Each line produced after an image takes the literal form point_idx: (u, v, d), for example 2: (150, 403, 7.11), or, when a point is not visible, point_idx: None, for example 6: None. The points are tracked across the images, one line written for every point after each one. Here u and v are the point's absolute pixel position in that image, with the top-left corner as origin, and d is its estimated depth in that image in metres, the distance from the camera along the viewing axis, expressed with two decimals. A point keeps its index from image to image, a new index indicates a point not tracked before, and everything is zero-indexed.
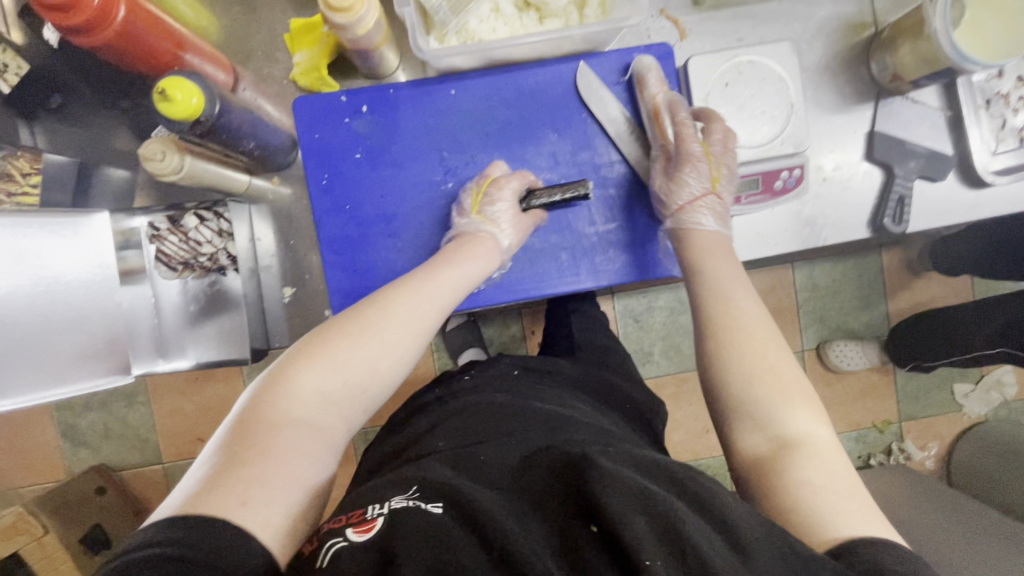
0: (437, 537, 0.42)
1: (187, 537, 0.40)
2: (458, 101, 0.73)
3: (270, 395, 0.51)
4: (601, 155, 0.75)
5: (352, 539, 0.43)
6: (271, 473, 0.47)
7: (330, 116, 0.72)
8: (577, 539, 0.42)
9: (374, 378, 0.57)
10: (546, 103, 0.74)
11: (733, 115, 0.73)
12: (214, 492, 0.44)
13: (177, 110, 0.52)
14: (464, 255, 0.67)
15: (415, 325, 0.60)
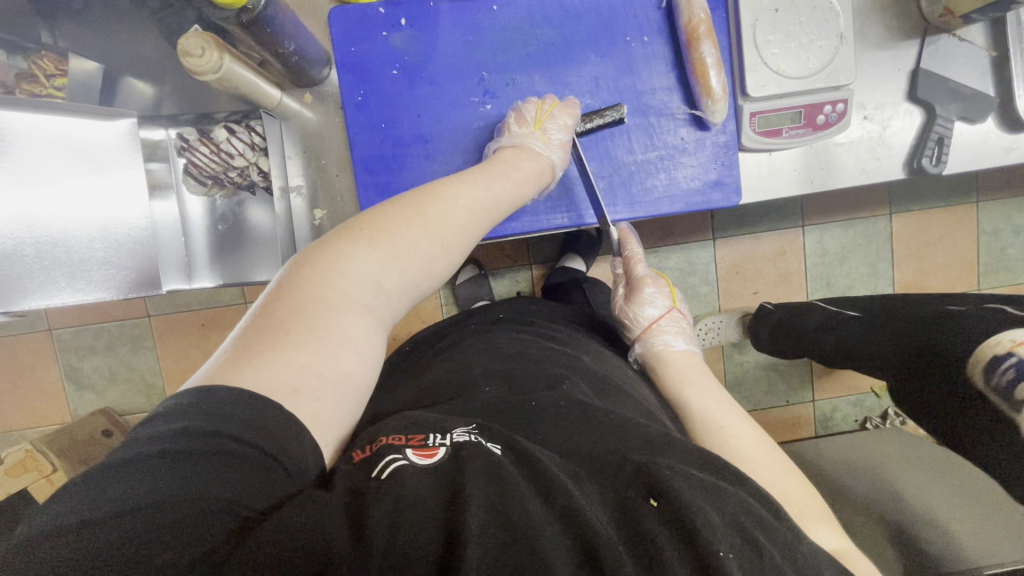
0: (501, 470, 0.38)
1: (226, 407, 0.37)
2: (499, 17, 0.71)
3: (324, 271, 0.48)
4: (643, 80, 0.73)
5: (413, 461, 0.40)
6: (323, 354, 0.44)
7: (368, 29, 0.70)
8: (636, 507, 0.39)
9: (417, 279, 0.54)
10: (589, 24, 0.72)
11: (780, 43, 0.71)
12: (256, 363, 0.41)
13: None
14: (516, 162, 0.66)
15: (468, 229, 0.59)
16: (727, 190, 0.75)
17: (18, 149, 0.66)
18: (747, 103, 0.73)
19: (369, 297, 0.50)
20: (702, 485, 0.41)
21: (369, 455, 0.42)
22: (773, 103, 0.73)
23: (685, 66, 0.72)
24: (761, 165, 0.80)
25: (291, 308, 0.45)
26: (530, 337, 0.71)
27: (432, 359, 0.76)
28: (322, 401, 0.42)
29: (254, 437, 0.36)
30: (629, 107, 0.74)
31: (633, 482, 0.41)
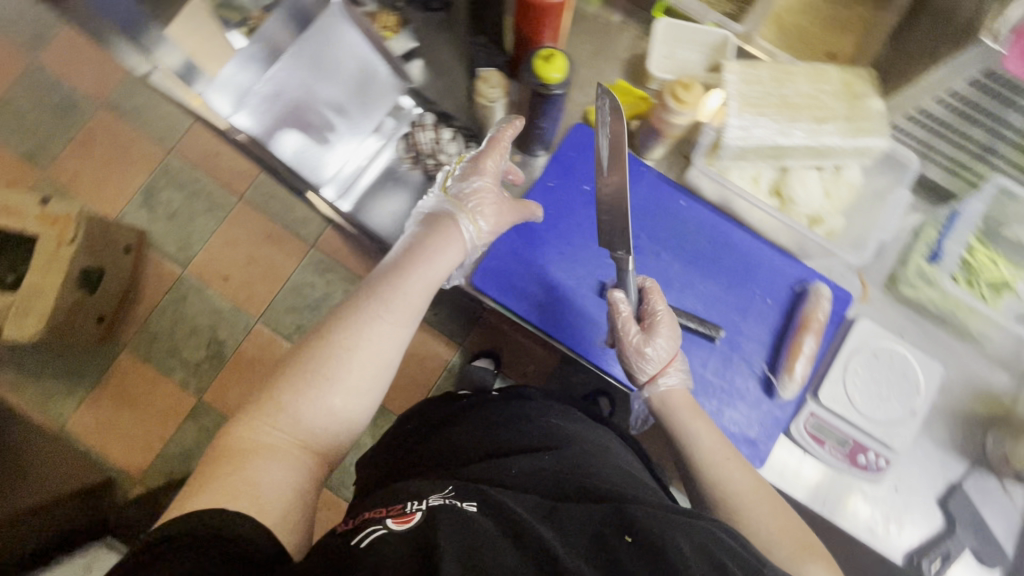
0: (473, 524, 0.60)
1: (186, 553, 0.55)
2: (681, 210, 0.86)
3: (263, 411, 0.70)
4: (747, 326, 0.84)
5: (392, 527, 0.61)
6: (252, 472, 0.65)
7: (591, 149, 0.87)
8: (614, 547, 0.60)
9: (363, 380, 0.75)
10: (737, 261, 0.85)
11: (866, 379, 0.81)
12: (192, 498, 0.61)
13: (544, 67, 0.68)
14: (446, 239, 0.84)
15: (413, 314, 0.80)
16: (754, 454, 0.80)
17: (332, 49, 0.96)
18: (810, 402, 0.82)
19: (289, 434, 0.70)
20: (668, 521, 0.62)
21: (353, 529, 0.64)
22: (832, 418, 0.81)
23: (783, 342, 0.83)
24: (790, 458, 0.85)
25: (209, 464, 0.66)
26: (526, 414, 0.98)
27: (443, 429, 0.98)
28: (245, 508, 0.61)
29: (205, 566, 0.54)
30: (724, 335, 0.84)
31: (612, 524, 0.63)
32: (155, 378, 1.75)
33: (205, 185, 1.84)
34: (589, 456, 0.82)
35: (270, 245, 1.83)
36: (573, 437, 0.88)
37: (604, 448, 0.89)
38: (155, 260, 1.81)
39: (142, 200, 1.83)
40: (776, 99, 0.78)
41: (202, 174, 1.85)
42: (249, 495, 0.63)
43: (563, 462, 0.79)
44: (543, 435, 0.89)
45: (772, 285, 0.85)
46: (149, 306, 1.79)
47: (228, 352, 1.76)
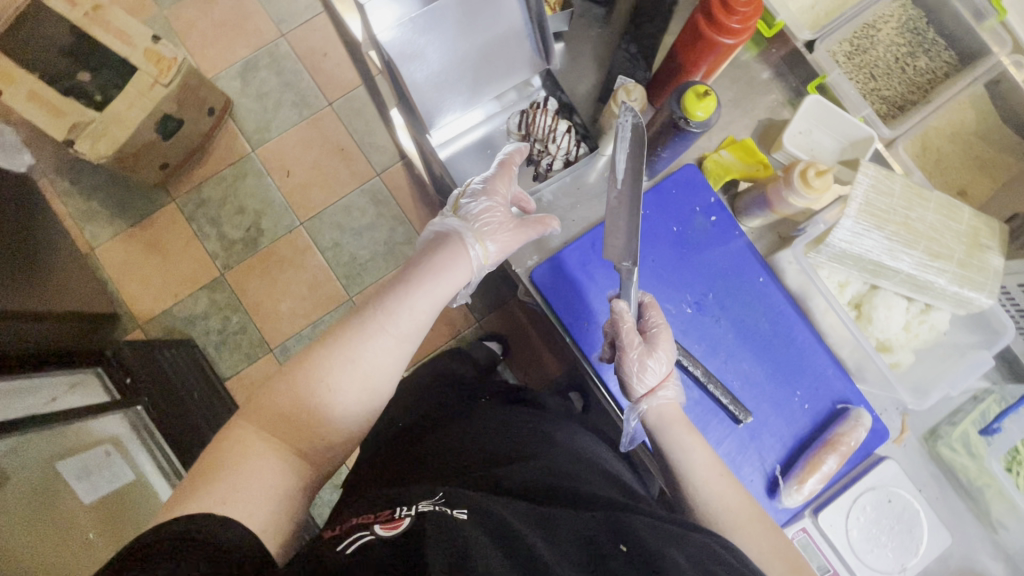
0: (462, 538, 0.57)
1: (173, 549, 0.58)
2: (760, 288, 0.83)
3: (221, 438, 0.72)
4: (775, 422, 0.81)
5: (380, 532, 0.61)
6: (247, 464, 0.69)
7: (694, 193, 0.84)
8: (605, 551, 0.61)
9: (344, 393, 0.77)
10: (790, 355, 0.83)
11: (872, 518, 0.83)
12: (192, 496, 0.65)
13: (693, 103, 0.65)
14: (454, 256, 0.86)
15: (403, 340, 0.82)
16: None
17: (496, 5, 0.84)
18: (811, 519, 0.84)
19: (285, 426, 0.73)
20: (659, 536, 0.63)
21: (340, 535, 0.64)
22: (822, 542, 0.83)
23: (804, 451, 0.80)
24: None
25: (201, 468, 0.69)
26: (520, 424, 0.95)
27: (427, 435, 0.98)
28: (235, 503, 0.66)
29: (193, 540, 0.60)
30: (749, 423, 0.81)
31: (604, 538, 0.63)
32: (190, 241, 1.79)
33: (302, 78, 1.85)
34: (575, 463, 0.81)
35: (341, 158, 1.84)
36: (560, 445, 0.88)
37: (590, 456, 0.88)
38: (230, 131, 1.83)
39: (239, 71, 1.85)
40: (898, 218, 0.75)
41: (303, 67, 1.86)
42: (240, 501, 0.66)
43: (550, 467, 0.78)
44: (528, 438, 0.88)
45: (814, 393, 0.82)
46: (209, 172, 1.82)
47: (265, 242, 1.79)
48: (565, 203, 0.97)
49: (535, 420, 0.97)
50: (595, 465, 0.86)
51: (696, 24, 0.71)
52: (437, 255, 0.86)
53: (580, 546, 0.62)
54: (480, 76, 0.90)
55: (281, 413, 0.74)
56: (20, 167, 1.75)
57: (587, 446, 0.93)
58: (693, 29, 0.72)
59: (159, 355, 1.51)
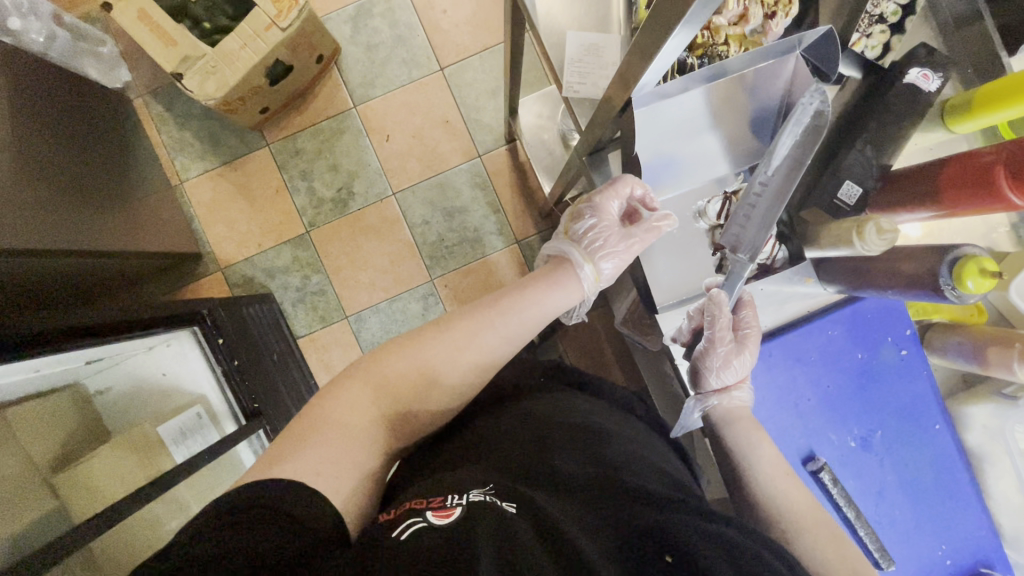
0: (508, 531, 0.59)
1: (246, 524, 0.60)
2: (931, 433, 0.92)
3: (314, 408, 0.75)
4: (923, 551, 0.91)
5: (431, 519, 0.63)
6: (338, 435, 0.72)
7: (891, 330, 0.92)
8: (651, 550, 0.59)
9: (423, 378, 0.80)
10: (943, 494, 0.91)
11: None
12: (279, 465, 0.67)
13: (972, 273, 0.69)
14: (557, 284, 0.88)
15: (485, 337, 0.83)
16: None
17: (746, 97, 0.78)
18: None
19: (377, 403, 0.77)
20: (708, 537, 0.60)
21: (390, 520, 0.66)
22: None
23: None
24: None
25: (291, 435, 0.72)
26: (569, 406, 0.90)
27: (480, 415, 0.94)
28: (317, 471, 0.67)
29: (275, 523, 0.61)
30: (897, 547, 0.90)
31: (652, 541, 0.59)
32: (279, 191, 1.74)
33: (417, 34, 1.72)
34: (623, 451, 0.77)
35: (445, 131, 1.75)
36: (602, 426, 0.84)
37: (649, 448, 0.83)
38: (333, 81, 1.73)
39: (352, 15, 1.71)
40: None
41: (420, 21, 1.72)
42: (320, 470, 0.68)
43: (594, 452, 0.76)
44: (572, 419, 0.85)
45: (958, 532, 0.91)
46: (306, 121, 1.73)
47: (354, 206, 1.73)
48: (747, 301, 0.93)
49: (619, 412, 0.95)
50: (650, 455, 0.81)
51: (987, 174, 0.74)
52: (541, 279, 0.88)
53: (620, 547, 0.60)
54: (694, 151, 0.85)
55: (376, 385, 0.77)
56: (114, 82, 1.66)
57: (644, 436, 0.89)
58: (998, 179, 0.73)
59: (245, 312, 1.50)
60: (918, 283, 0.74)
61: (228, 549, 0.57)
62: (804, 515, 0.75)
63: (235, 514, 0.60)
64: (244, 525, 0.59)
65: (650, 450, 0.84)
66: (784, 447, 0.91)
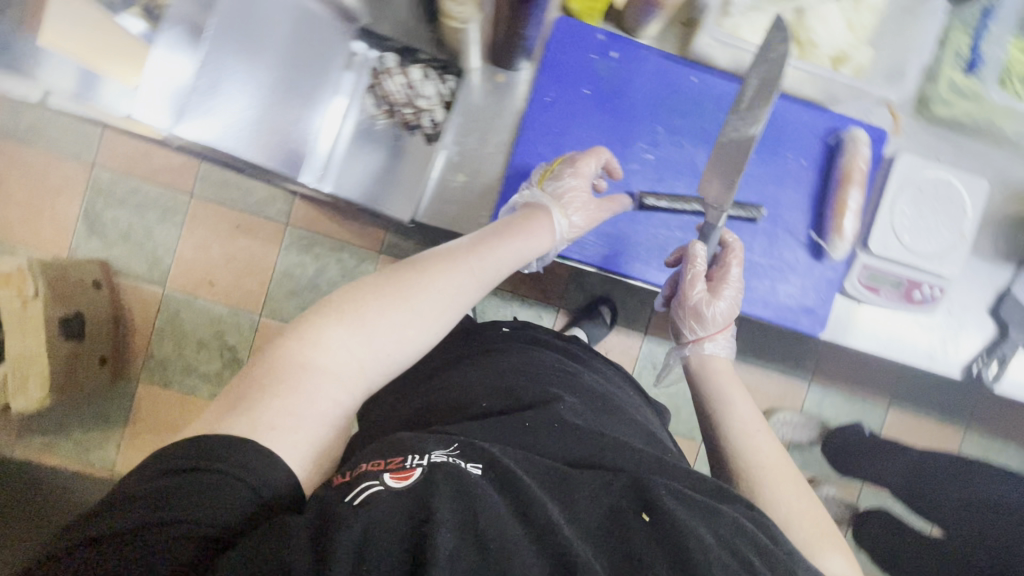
0: (473, 493, 0.46)
1: (217, 449, 0.47)
2: (696, 88, 0.77)
3: (305, 337, 0.56)
4: (783, 205, 0.80)
5: (386, 482, 0.48)
6: (297, 385, 0.53)
7: (578, 44, 0.75)
8: (626, 525, 0.48)
9: (379, 361, 0.58)
10: (765, 129, 0.79)
11: (913, 220, 0.79)
12: (240, 413, 0.50)
13: None
14: (528, 235, 0.67)
15: (455, 299, 0.62)
16: (816, 320, 0.81)
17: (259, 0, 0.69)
18: (863, 254, 0.80)
19: (349, 373, 0.56)
20: (690, 504, 0.51)
21: (347, 481, 0.50)
22: (881, 263, 0.80)
23: (826, 203, 0.79)
24: (846, 313, 0.85)
25: (264, 367, 0.54)
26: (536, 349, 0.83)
27: (415, 379, 0.83)
28: (297, 434, 0.51)
29: (213, 466, 0.46)
30: (773, 221, 0.80)
31: (625, 497, 0.50)
32: None
33: (131, 183, 1.41)
34: (595, 397, 0.71)
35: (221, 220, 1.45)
36: (574, 372, 0.77)
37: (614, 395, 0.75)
38: None
39: (82, 228, 1.43)
40: None
41: (147, 185, 1.41)
42: (303, 420, 0.52)
43: (583, 398, 0.69)
44: (539, 363, 0.76)
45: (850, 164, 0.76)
46: None
47: None
48: (473, 141, 0.78)
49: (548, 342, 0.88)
50: (623, 402, 0.75)
51: None
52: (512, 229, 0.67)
53: (594, 497, 0.50)
54: None
55: (355, 327, 0.57)
56: None
57: (589, 375, 0.79)
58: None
59: None
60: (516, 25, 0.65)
61: (177, 513, 0.42)
62: (767, 464, 0.63)
63: (174, 484, 0.44)
64: (197, 483, 0.44)
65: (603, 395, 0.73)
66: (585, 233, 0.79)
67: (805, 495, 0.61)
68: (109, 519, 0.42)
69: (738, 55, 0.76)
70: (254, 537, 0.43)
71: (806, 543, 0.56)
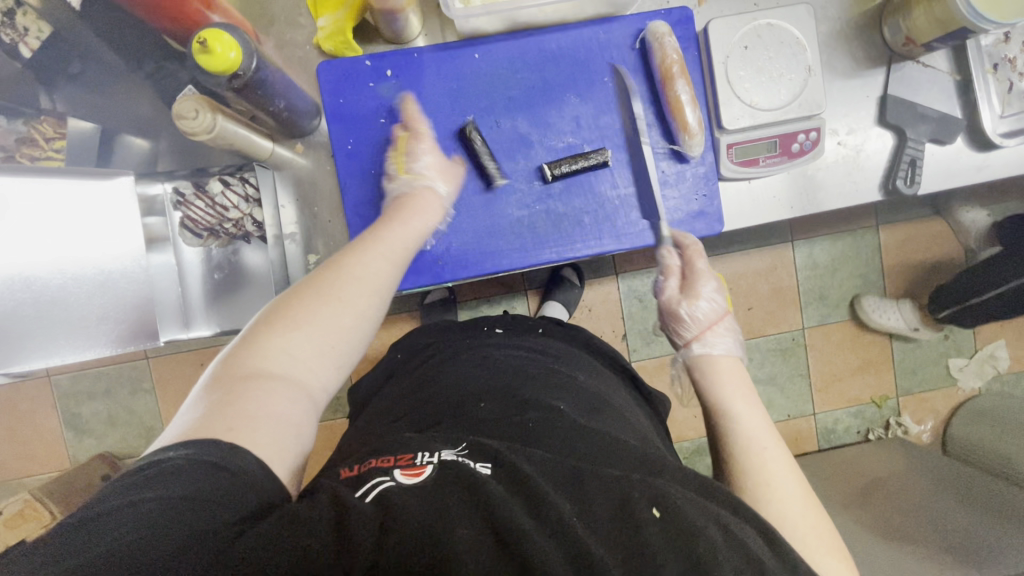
0: (479, 487, 0.41)
1: (191, 455, 0.40)
2: (480, 66, 0.74)
3: (249, 353, 0.49)
4: (622, 117, 0.76)
5: (399, 480, 0.44)
6: (271, 394, 0.47)
7: (354, 80, 0.73)
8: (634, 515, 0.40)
9: (341, 337, 0.54)
10: (569, 65, 0.75)
11: (753, 80, 0.74)
12: (215, 420, 0.43)
13: (217, 63, 0.53)
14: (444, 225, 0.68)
15: (378, 287, 0.57)
16: (709, 220, 0.77)
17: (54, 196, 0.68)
18: (724, 135, 0.76)
19: (317, 355, 0.52)
20: (699, 506, 0.43)
21: (357, 477, 0.46)
22: (746, 135, 0.76)
23: (662, 105, 0.75)
24: (742, 194, 0.81)
25: (233, 374, 0.48)
26: (528, 348, 0.75)
27: (400, 387, 0.74)
28: (265, 436, 0.44)
29: (219, 475, 0.40)
30: (611, 142, 0.77)
31: (633, 489, 0.42)
32: None
33: (92, 372, 1.28)
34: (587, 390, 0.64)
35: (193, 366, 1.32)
36: (565, 369, 0.69)
37: (600, 383, 0.68)
38: None
39: (73, 437, 1.30)
40: None
41: (108, 368, 1.27)
42: (275, 432, 0.45)
43: (581, 394, 0.62)
44: (526, 362, 0.69)
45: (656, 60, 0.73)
46: None
47: None
48: (310, 220, 0.76)
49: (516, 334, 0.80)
50: (618, 402, 0.65)
51: None
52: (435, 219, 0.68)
53: (604, 489, 0.43)
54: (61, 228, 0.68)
55: (334, 309, 0.53)
56: None
57: (581, 365, 0.73)
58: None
59: None
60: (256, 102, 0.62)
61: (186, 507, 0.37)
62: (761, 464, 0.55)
63: (184, 475, 0.38)
64: (198, 471, 0.39)
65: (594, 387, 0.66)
66: (449, 258, 0.77)
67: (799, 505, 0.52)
68: (97, 516, 0.36)
69: (508, 16, 0.72)
70: (269, 528, 0.37)
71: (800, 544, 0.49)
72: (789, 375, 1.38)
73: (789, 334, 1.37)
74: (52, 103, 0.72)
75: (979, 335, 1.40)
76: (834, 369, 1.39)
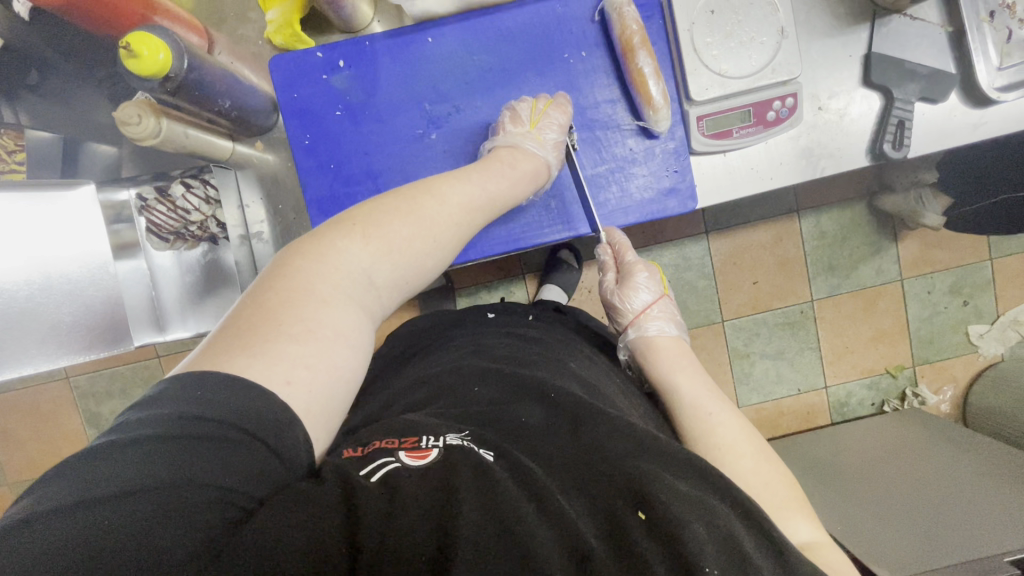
0: (485, 473, 0.39)
1: (210, 394, 0.38)
2: (435, 50, 0.72)
3: (310, 255, 0.50)
4: (586, 95, 0.74)
5: (406, 462, 0.41)
6: (320, 322, 0.46)
7: (307, 74, 0.72)
8: (620, 519, 0.40)
9: (412, 268, 0.56)
10: (526, 43, 0.72)
11: (721, 47, 0.70)
12: (244, 354, 0.42)
13: (147, 65, 0.54)
14: (506, 171, 0.67)
15: (451, 225, 0.60)
16: (681, 197, 0.74)
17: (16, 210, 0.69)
18: (692, 108, 0.73)
19: (359, 290, 0.51)
20: (688, 500, 0.42)
21: (361, 456, 0.43)
22: (717, 105, 0.72)
23: (626, 79, 0.72)
24: (718, 169, 0.78)
25: (281, 288, 0.47)
26: (517, 337, 0.72)
27: (390, 378, 0.73)
28: (315, 387, 0.43)
29: (242, 432, 0.37)
30: (576, 122, 0.74)
31: (619, 493, 0.41)
32: None
33: (107, 372, 1.32)
34: (569, 375, 0.61)
35: None
36: (554, 356, 0.67)
37: (591, 372, 0.65)
38: None
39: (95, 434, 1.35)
40: None
41: (121, 367, 1.31)
42: (323, 375, 0.44)
43: (573, 381, 0.60)
44: (517, 350, 0.67)
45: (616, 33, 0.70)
46: None
47: None
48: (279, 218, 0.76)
49: (500, 323, 0.78)
50: (607, 390, 0.62)
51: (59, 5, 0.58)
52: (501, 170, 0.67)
53: (592, 495, 0.41)
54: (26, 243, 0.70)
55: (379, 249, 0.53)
56: None
57: (568, 351, 0.71)
58: None
59: None
60: (199, 103, 0.63)
61: (186, 479, 0.34)
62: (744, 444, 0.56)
63: (194, 437, 0.36)
64: (199, 442, 0.35)
65: (577, 377, 0.61)
66: None
67: (777, 478, 0.54)
68: (96, 483, 0.32)
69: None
70: (282, 502, 0.35)
71: (771, 507, 0.51)
72: (798, 349, 1.34)
73: (797, 305, 1.33)
74: (14, 114, 0.72)
75: (1000, 300, 1.33)
76: (844, 342, 1.35)
